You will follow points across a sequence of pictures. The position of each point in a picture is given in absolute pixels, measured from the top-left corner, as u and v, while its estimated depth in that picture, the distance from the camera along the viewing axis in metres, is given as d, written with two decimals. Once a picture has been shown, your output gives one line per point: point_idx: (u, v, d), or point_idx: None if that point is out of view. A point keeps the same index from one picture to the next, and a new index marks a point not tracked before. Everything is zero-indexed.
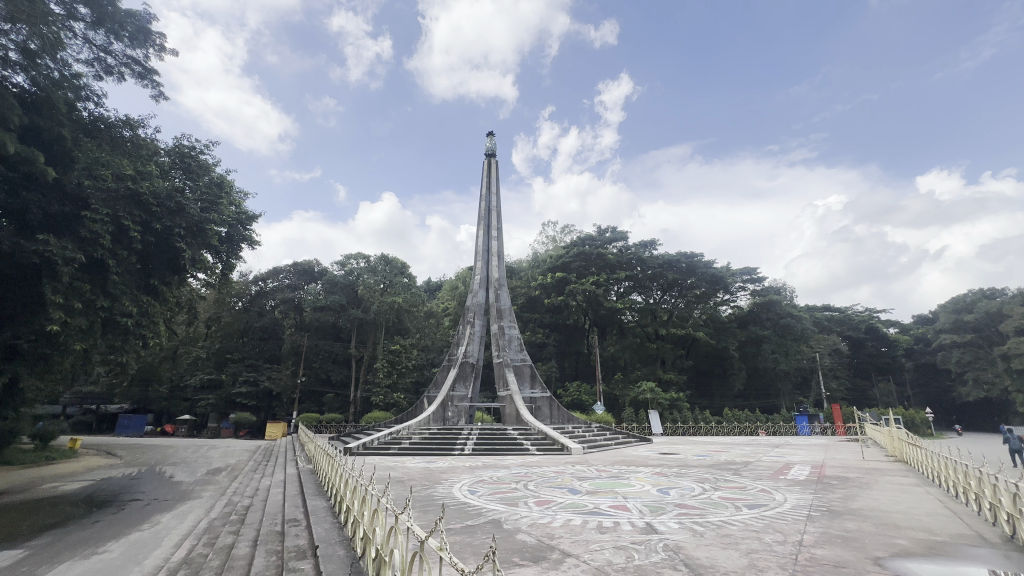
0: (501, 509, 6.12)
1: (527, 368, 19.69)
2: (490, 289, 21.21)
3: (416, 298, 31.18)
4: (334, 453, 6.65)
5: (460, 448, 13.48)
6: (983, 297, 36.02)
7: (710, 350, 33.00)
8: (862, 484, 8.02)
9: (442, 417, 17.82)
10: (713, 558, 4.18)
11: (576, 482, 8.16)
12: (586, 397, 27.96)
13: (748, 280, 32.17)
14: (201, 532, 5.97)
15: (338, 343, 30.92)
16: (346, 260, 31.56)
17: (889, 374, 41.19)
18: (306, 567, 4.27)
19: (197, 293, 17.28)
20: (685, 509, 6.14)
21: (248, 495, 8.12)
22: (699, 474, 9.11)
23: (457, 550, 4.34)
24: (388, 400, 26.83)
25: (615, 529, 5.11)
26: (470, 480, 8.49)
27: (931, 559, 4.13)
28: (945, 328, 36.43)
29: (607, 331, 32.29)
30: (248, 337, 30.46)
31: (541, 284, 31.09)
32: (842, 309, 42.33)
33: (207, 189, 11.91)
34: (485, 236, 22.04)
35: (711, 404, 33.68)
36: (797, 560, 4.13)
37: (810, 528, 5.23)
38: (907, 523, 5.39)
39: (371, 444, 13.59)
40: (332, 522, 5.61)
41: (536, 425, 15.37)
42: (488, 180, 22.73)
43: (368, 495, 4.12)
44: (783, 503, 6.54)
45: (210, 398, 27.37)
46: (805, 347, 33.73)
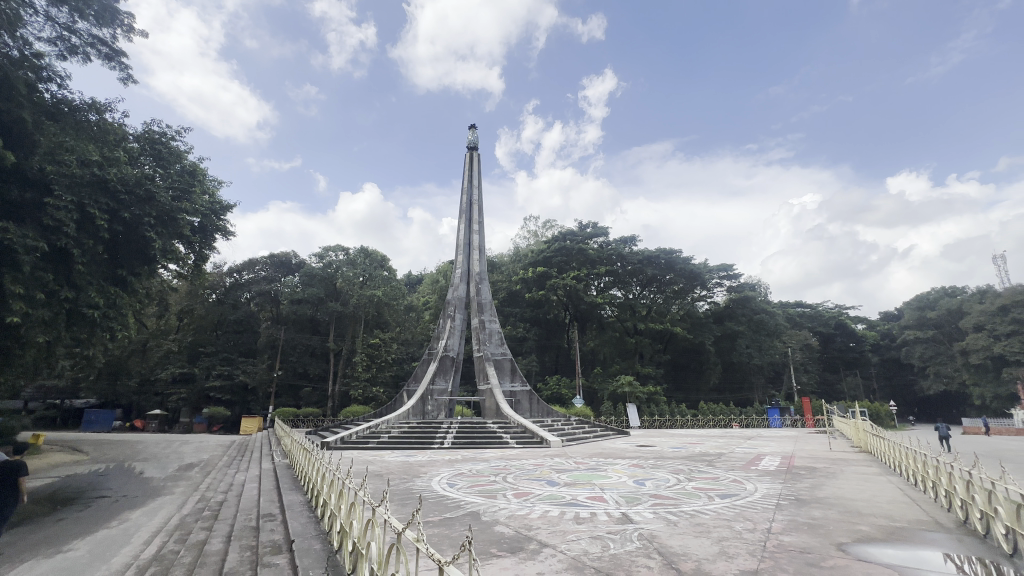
0: (480, 501, 6.17)
1: (507, 362, 19.64)
2: (471, 283, 21.15)
3: (396, 292, 30.87)
4: (311, 448, 6.59)
5: (439, 442, 13.47)
6: (945, 295, 37.65)
7: (687, 345, 33.70)
8: (829, 474, 8.34)
9: (422, 411, 17.74)
10: (686, 546, 4.30)
11: (554, 474, 8.26)
12: (566, 390, 28.19)
13: (724, 275, 32.89)
14: (172, 529, 5.83)
15: (316, 336, 30.54)
16: (325, 252, 30.96)
17: (856, 368, 42.73)
18: (282, 562, 4.22)
19: (168, 284, 16.72)
20: (659, 500, 6.29)
21: (221, 491, 7.96)
22: (674, 466, 9.33)
23: (435, 542, 4.35)
24: (367, 394, 26.69)
25: (591, 519, 5.20)
26: (449, 474, 8.50)
27: (890, 543, 4.33)
28: (909, 324, 37.91)
29: (588, 326, 32.54)
30: (222, 329, 29.75)
31: (522, 279, 31.05)
32: (814, 306, 43.68)
33: (179, 176, 11.47)
34: (467, 230, 21.92)
35: (687, 398, 34.26)
36: (766, 546, 4.28)
37: (779, 516, 5.42)
38: (869, 510, 5.62)
39: (349, 438, 13.49)
40: (308, 516, 5.55)
41: (515, 419, 15.44)
42: (470, 172, 22.59)
43: (345, 489, 4.10)
44: (753, 492, 6.77)
45: (182, 393, 26.68)
46: (779, 342, 34.60)
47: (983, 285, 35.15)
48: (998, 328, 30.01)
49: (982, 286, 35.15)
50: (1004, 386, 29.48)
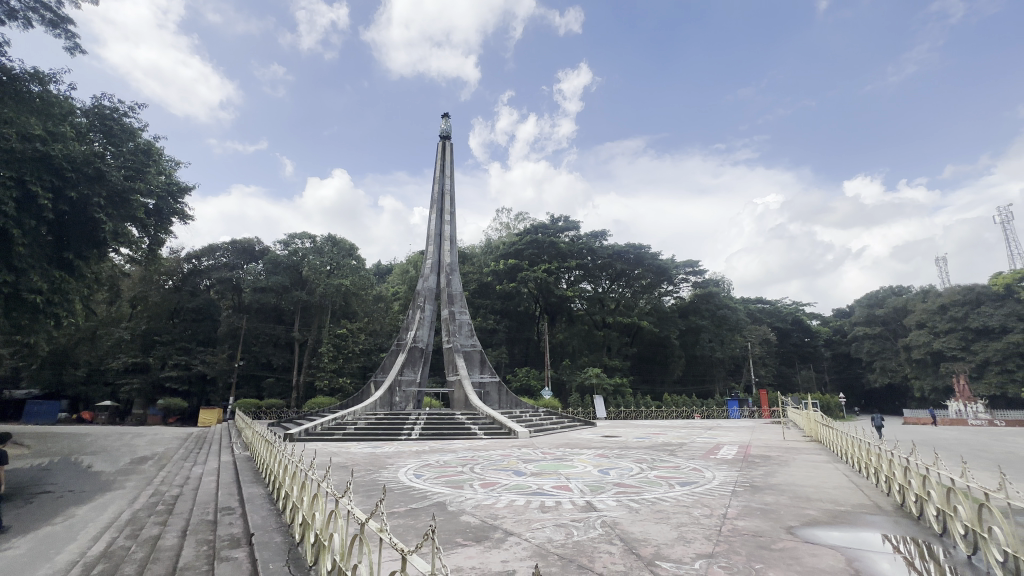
0: (447, 491, 6.18)
1: (477, 354, 19.63)
2: (441, 274, 20.96)
3: (365, 281, 30.26)
4: (273, 439, 6.42)
5: (407, 433, 13.38)
6: (892, 294, 40.00)
7: (653, 339, 34.55)
8: (782, 462, 8.76)
9: (389, 403, 17.54)
10: (646, 532, 4.44)
11: (521, 465, 8.35)
12: (534, 382, 28.45)
13: (690, 272, 33.84)
14: (123, 524, 5.60)
15: (280, 326, 29.73)
16: (290, 240, 29.99)
17: (810, 362, 44.85)
18: (240, 555, 4.13)
19: (120, 269, 15.84)
20: (623, 488, 6.46)
21: (177, 484, 7.68)
22: (637, 455, 9.60)
23: (399, 533, 4.34)
24: (333, 385, 26.23)
25: (556, 508, 5.30)
26: (416, 464, 8.47)
27: (834, 526, 4.60)
28: (859, 321, 39.95)
29: (557, 318, 32.95)
30: (180, 318, 28.51)
31: (493, 271, 30.94)
32: (773, 303, 45.56)
33: (132, 155, 10.85)
34: (438, 220, 21.68)
35: (652, 389, 35.18)
36: (721, 531, 4.47)
37: (734, 502, 5.67)
38: (818, 496, 5.94)
39: (314, 430, 13.24)
40: (269, 509, 5.43)
41: (484, 410, 15.51)
42: (442, 162, 22.28)
43: (309, 480, 4.03)
44: (711, 480, 7.05)
45: (135, 383, 25.47)
46: (739, 337, 35.91)
47: (926, 285, 37.48)
48: (937, 325, 32.08)
49: (925, 286, 37.46)
50: (941, 379, 31.61)
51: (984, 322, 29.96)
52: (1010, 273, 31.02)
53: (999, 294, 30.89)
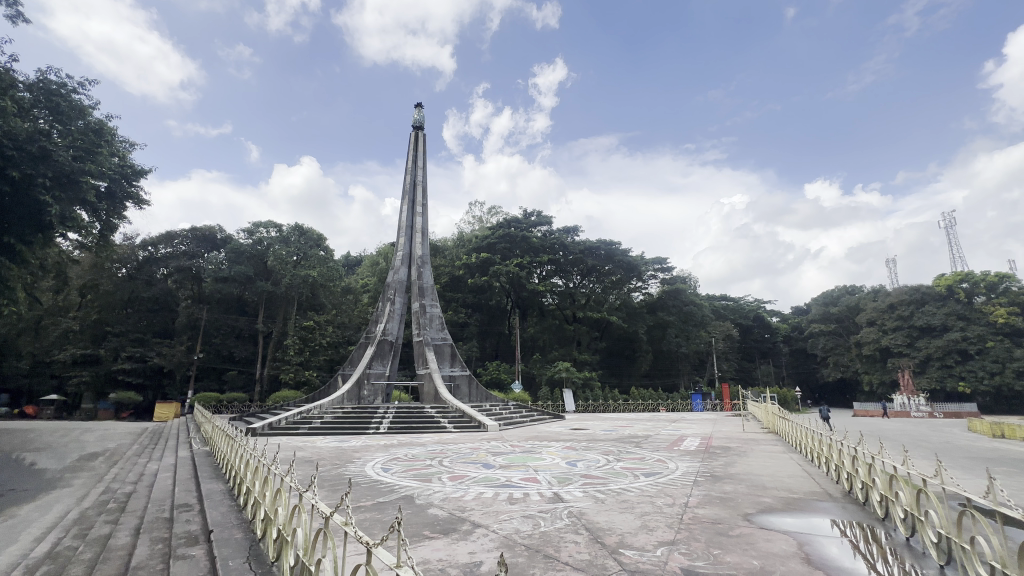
0: (415, 485, 6.15)
1: (447, 347, 19.53)
2: (412, 267, 20.67)
3: (333, 272, 29.58)
4: (235, 434, 6.23)
5: (375, 427, 13.21)
6: (846, 293, 42.11)
7: (622, 333, 35.21)
8: (741, 453, 9.12)
9: (357, 396, 17.25)
10: (611, 522, 4.54)
11: (489, 458, 8.38)
12: (505, 375, 28.48)
13: (658, 268, 34.59)
14: (71, 524, 5.32)
15: (243, 317, 28.77)
16: (255, 228, 28.95)
17: (770, 357, 46.62)
18: (198, 553, 3.99)
19: (67, 255, 14.93)
20: (589, 479, 6.59)
21: (130, 482, 7.34)
22: (604, 447, 9.78)
23: (366, 526, 4.29)
24: (299, 378, 25.59)
25: (524, 499, 5.37)
26: (384, 458, 8.39)
27: (788, 513, 4.83)
28: (816, 318, 41.85)
29: (528, 313, 33.06)
30: (134, 308, 27.10)
31: (465, 264, 30.72)
32: (735, 300, 47.22)
33: (81, 135, 10.23)
34: (409, 212, 21.36)
35: (620, 382, 35.87)
36: (682, 519, 4.63)
37: (695, 491, 5.88)
38: (773, 484, 6.23)
39: (278, 424, 12.89)
40: (229, 505, 5.26)
41: (453, 404, 15.47)
42: (414, 153, 21.93)
43: (271, 475, 3.93)
44: (674, 471, 7.27)
45: (84, 375, 24.13)
46: (704, 332, 36.99)
47: (876, 285, 39.61)
48: (886, 324, 33.92)
49: (875, 286, 39.58)
50: (888, 373, 33.51)
51: (928, 320, 31.92)
52: (952, 274, 33.12)
53: (942, 294, 32.98)
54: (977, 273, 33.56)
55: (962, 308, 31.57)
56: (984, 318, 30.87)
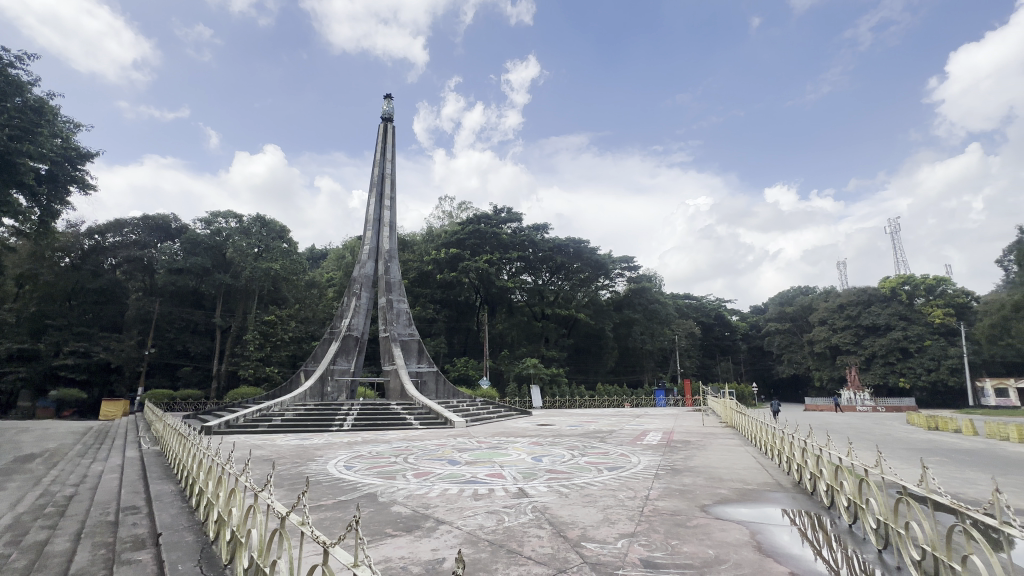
0: (378, 482, 6.05)
1: (414, 344, 19.30)
2: (379, 261, 20.27)
3: (297, 266, 28.66)
4: (187, 432, 5.97)
5: (339, 424, 12.94)
6: (801, 294, 44.21)
7: (589, 330, 35.72)
8: (700, 446, 9.43)
9: (320, 393, 16.84)
10: (574, 515, 4.61)
11: (455, 454, 8.36)
12: (472, 371, 28.41)
13: (625, 267, 35.23)
14: (2, 530, 4.95)
15: (198, 311, 27.50)
16: (212, 218, 27.68)
17: (729, 354, 48.39)
18: (145, 557, 3.80)
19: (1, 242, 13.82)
20: (554, 474, 6.68)
21: (72, 484, 6.90)
22: (569, 442, 9.92)
23: (325, 526, 4.19)
24: (259, 375, 24.72)
25: (488, 495, 5.37)
26: (347, 455, 8.23)
27: (742, 503, 5.04)
28: (773, 317, 43.69)
29: (497, 309, 32.90)
30: (77, 300, 25.26)
31: (433, 259, 30.45)
32: (698, 299, 48.75)
33: (18, 113, 9.54)
34: (377, 205, 20.93)
35: (586, 379, 36.43)
36: (643, 511, 4.75)
37: (656, 484, 6.04)
38: (729, 476, 6.49)
39: (235, 422, 12.44)
40: (180, 507, 5.03)
41: (420, 400, 15.33)
42: (383, 145, 21.49)
43: (225, 475, 3.78)
44: (636, 464, 7.46)
45: (22, 371, 22.60)
46: (668, 330, 38.01)
47: (828, 287, 41.72)
48: (835, 323, 35.74)
49: (827, 287, 41.67)
50: (837, 370, 35.37)
51: (874, 320, 33.87)
52: (896, 277, 35.27)
53: (886, 296, 35.07)
54: (918, 276, 36.10)
55: (904, 308, 33.66)
56: (923, 318, 33.02)
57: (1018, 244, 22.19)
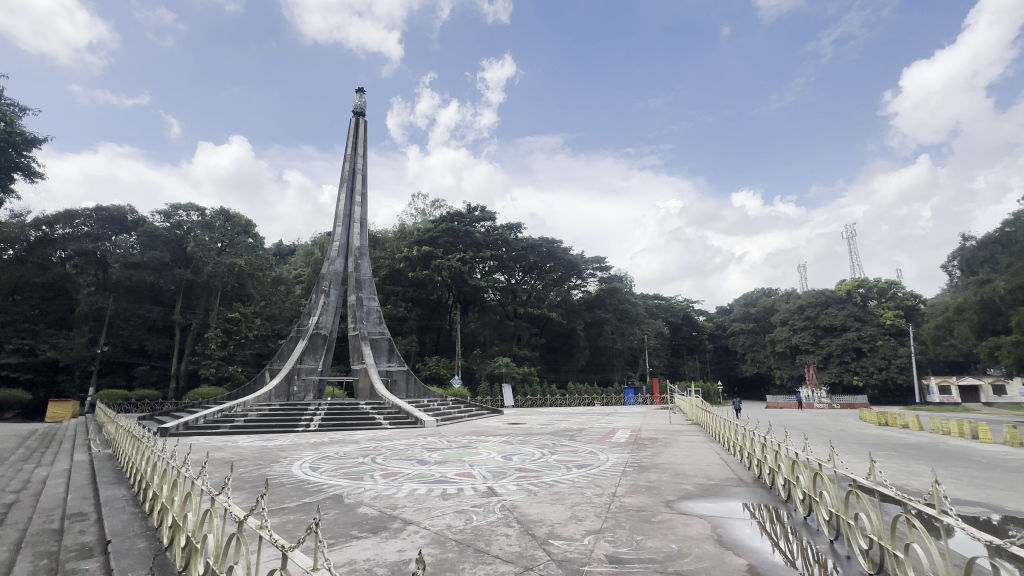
0: (345, 483, 5.94)
1: (385, 342, 19.01)
2: (349, 258, 19.89)
3: (263, 262, 27.77)
4: (142, 434, 5.70)
5: (305, 424, 12.61)
6: (764, 295, 45.83)
7: (561, 330, 36.02)
8: (666, 443, 9.65)
9: (286, 393, 16.36)
10: (542, 513, 4.65)
11: (425, 453, 8.27)
12: (444, 371, 28.19)
13: (597, 267, 35.72)
14: None
15: (156, 307, 26.26)
16: (172, 210, 26.54)
17: (696, 353, 49.72)
18: (92, 566, 3.61)
19: None
20: (524, 472, 6.71)
21: (12, 490, 6.48)
22: (539, 441, 9.98)
23: (288, 528, 4.08)
24: (221, 374, 23.88)
25: (458, 494, 5.34)
26: (313, 457, 8.04)
27: (705, 498, 5.18)
28: (737, 318, 45.11)
29: (470, 308, 32.77)
30: (22, 294, 23.61)
31: (406, 257, 30.13)
32: (667, 299, 49.88)
33: None
34: (348, 201, 20.50)
35: (558, 377, 36.77)
36: (610, 508, 4.83)
37: (623, 480, 6.15)
38: (693, 472, 6.67)
39: (195, 423, 11.96)
40: (133, 512, 4.79)
41: (390, 399, 15.12)
42: (354, 139, 21.05)
43: (180, 479, 3.63)
44: (604, 462, 7.57)
45: None
46: (638, 330, 38.72)
47: (789, 289, 43.37)
48: (795, 323, 37.18)
49: (788, 289, 43.33)
50: (796, 369, 36.83)
51: (830, 321, 35.45)
52: (852, 280, 37.06)
53: (843, 298, 36.76)
54: (871, 279, 38.07)
55: (859, 310, 35.34)
56: (875, 320, 34.79)
57: (960, 250, 23.65)
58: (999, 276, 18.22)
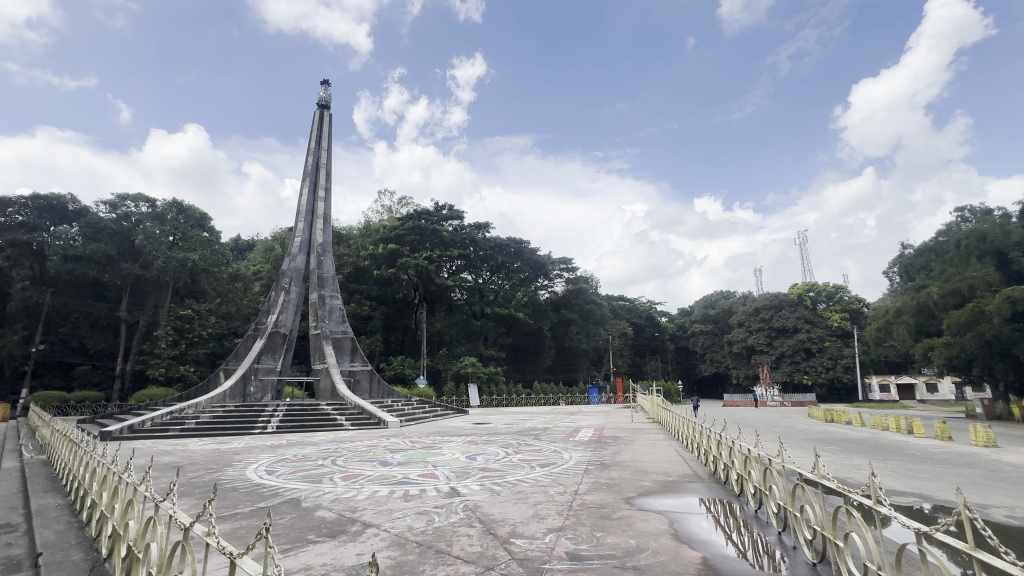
0: (303, 486, 5.77)
1: (348, 341, 18.58)
2: (311, 254, 19.32)
3: (219, 257, 26.54)
4: (80, 439, 5.34)
5: (262, 427, 12.16)
6: (722, 298, 47.56)
7: (527, 330, 36.20)
8: (627, 442, 9.86)
9: (242, 393, 15.72)
10: (505, 512, 4.66)
11: (387, 455, 8.14)
12: (409, 371, 27.78)
13: (564, 268, 36.11)
14: None
15: (100, 304, 24.70)
16: (119, 200, 25.00)
17: (658, 353, 50.98)
18: None
19: None
20: (487, 472, 6.70)
21: None
22: (504, 441, 10.00)
23: (240, 534, 3.92)
24: (171, 374, 22.67)
25: (420, 496, 5.28)
26: (270, 460, 7.75)
27: (663, 494, 5.33)
28: (698, 319, 46.58)
29: (436, 307, 32.45)
30: None
31: (371, 255, 29.56)
32: (631, 301, 50.98)
33: None
34: (311, 195, 19.90)
35: (523, 377, 36.95)
36: (572, 506, 4.89)
37: (585, 478, 6.25)
38: (653, 469, 6.85)
39: (141, 426, 11.32)
40: (68, 522, 4.48)
41: (352, 400, 14.78)
42: (319, 132, 20.47)
43: (122, 485, 3.42)
44: (567, 461, 7.67)
45: None
46: (603, 330, 39.37)
47: (746, 292, 45.16)
48: (751, 325, 38.70)
49: (745, 292, 45.10)
50: (751, 368, 38.41)
51: (783, 322, 37.16)
52: (803, 284, 38.97)
53: (795, 301, 38.56)
54: (821, 284, 40.19)
55: (809, 312, 37.17)
56: (824, 322, 36.69)
57: (899, 257, 25.26)
58: (933, 282, 19.58)
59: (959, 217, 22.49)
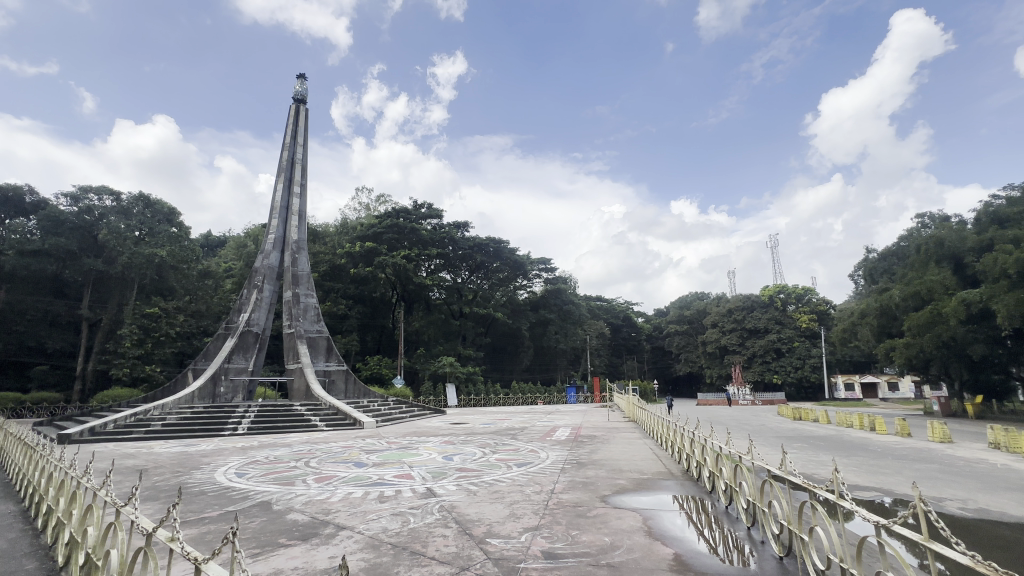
0: (274, 489, 5.63)
1: (323, 341, 18.25)
2: (286, 252, 18.90)
3: (189, 253, 25.66)
4: (35, 442, 5.09)
5: (232, 428, 11.83)
6: (697, 299, 48.51)
7: (506, 330, 36.23)
8: (604, 441, 9.97)
9: (211, 394, 15.25)
10: (481, 513, 4.65)
11: (363, 456, 8.02)
12: (386, 371, 27.44)
13: (542, 268, 36.27)
14: None
15: (59, 300, 23.60)
16: (82, 192, 23.85)
17: (635, 353, 51.69)
18: None
19: None
20: (464, 472, 6.68)
21: None
22: (481, 440, 9.97)
23: (207, 540, 3.80)
24: (136, 374, 21.85)
25: (395, 497, 5.22)
26: (240, 462, 7.55)
27: (637, 492, 5.41)
28: (673, 319, 47.43)
29: (414, 306, 32.12)
30: None
31: (347, 252, 29.09)
32: (608, 301, 51.54)
33: None
34: (285, 191, 19.47)
35: (502, 377, 36.97)
36: (547, 505, 4.92)
37: (561, 477, 6.29)
38: (628, 467, 6.95)
39: (103, 428, 10.87)
40: (21, 529, 4.26)
41: (327, 400, 14.52)
42: (295, 127, 20.03)
43: (80, 491, 3.28)
44: (544, 460, 7.70)
45: None
46: (581, 330, 39.71)
47: (719, 293, 46.20)
48: (725, 325, 39.59)
49: (718, 293, 46.14)
50: (724, 368, 39.31)
51: (755, 323, 38.12)
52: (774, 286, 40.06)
53: (766, 302, 39.59)
54: (790, 286, 41.46)
55: (779, 314, 38.26)
56: (793, 323, 37.83)
57: (864, 261, 26.24)
58: (896, 285, 20.41)
59: (920, 223, 23.50)
